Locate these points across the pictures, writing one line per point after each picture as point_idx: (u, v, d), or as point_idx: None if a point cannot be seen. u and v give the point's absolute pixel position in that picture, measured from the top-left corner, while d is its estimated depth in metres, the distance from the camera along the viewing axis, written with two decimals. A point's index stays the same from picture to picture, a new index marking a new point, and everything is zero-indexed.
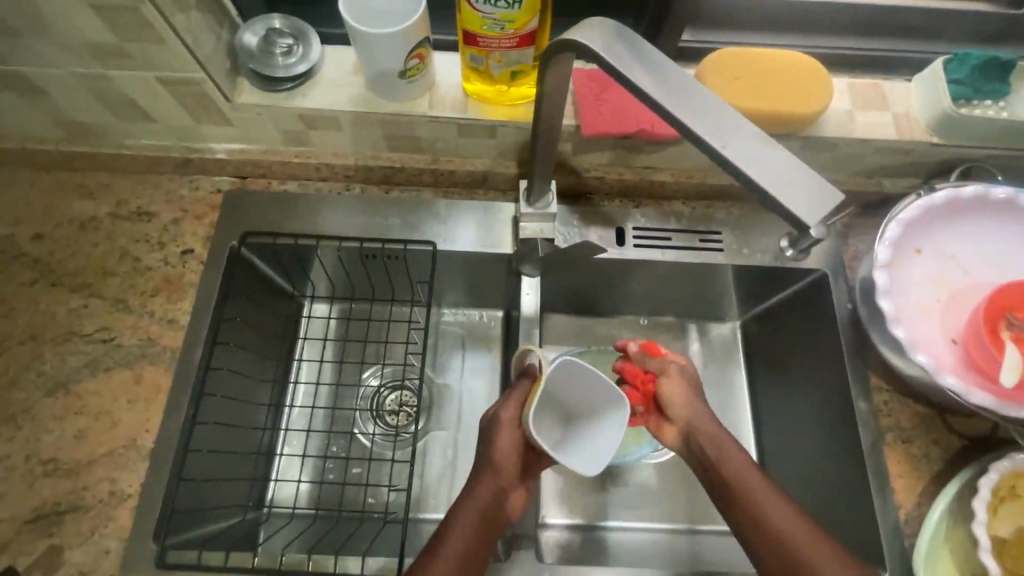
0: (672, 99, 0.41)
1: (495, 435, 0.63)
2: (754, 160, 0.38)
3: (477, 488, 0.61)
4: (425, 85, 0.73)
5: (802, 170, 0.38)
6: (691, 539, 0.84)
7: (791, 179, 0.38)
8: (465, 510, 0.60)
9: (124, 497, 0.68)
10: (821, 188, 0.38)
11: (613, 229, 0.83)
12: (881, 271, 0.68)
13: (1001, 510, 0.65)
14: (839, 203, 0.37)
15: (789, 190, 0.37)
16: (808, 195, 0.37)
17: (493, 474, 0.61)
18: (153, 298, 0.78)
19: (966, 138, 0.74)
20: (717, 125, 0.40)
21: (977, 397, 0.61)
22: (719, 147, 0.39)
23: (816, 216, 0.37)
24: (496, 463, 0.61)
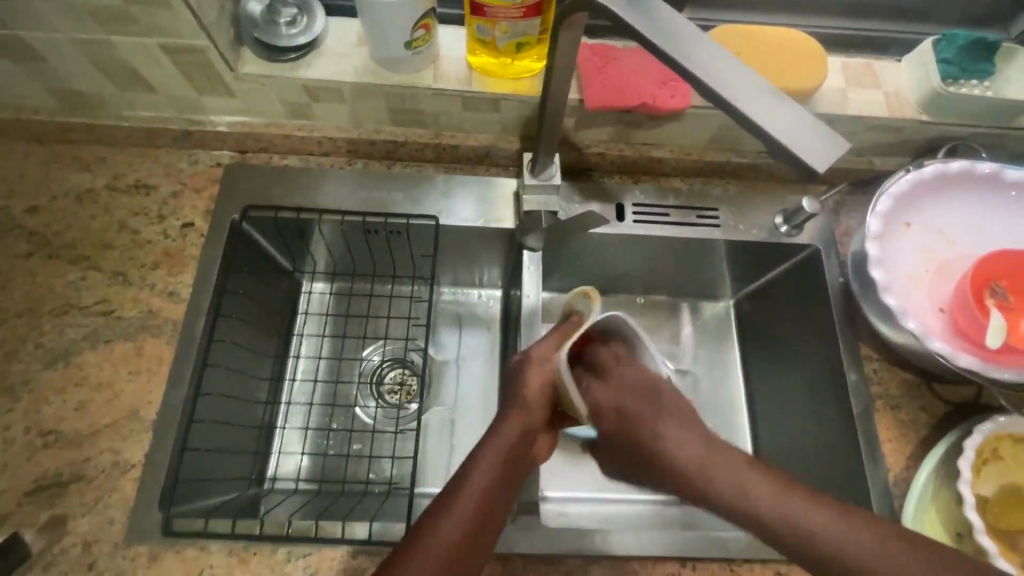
0: (682, 51, 0.41)
1: (525, 371, 0.66)
2: (763, 110, 0.39)
3: (506, 424, 0.63)
4: (430, 58, 0.74)
5: (809, 118, 0.39)
6: (685, 510, 0.86)
7: (800, 128, 0.38)
8: (492, 446, 0.61)
9: (127, 468, 0.68)
10: (828, 136, 0.38)
11: (613, 204, 0.84)
12: (872, 242, 0.71)
13: (984, 471, 0.69)
14: (846, 148, 0.38)
15: (800, 139, 0.38)
16: (816, 143, 0.38)
17: (520, 411, 0.64)
18: (153, 271, 0.77)
19: (955, 116, 0.77)
20: (727, 76, 0.40)
21: (964, 360, 0.64)
22: (729, 98, 0.39)
23: (825, 162, 0.37)
24: (525, 400, 0.65)
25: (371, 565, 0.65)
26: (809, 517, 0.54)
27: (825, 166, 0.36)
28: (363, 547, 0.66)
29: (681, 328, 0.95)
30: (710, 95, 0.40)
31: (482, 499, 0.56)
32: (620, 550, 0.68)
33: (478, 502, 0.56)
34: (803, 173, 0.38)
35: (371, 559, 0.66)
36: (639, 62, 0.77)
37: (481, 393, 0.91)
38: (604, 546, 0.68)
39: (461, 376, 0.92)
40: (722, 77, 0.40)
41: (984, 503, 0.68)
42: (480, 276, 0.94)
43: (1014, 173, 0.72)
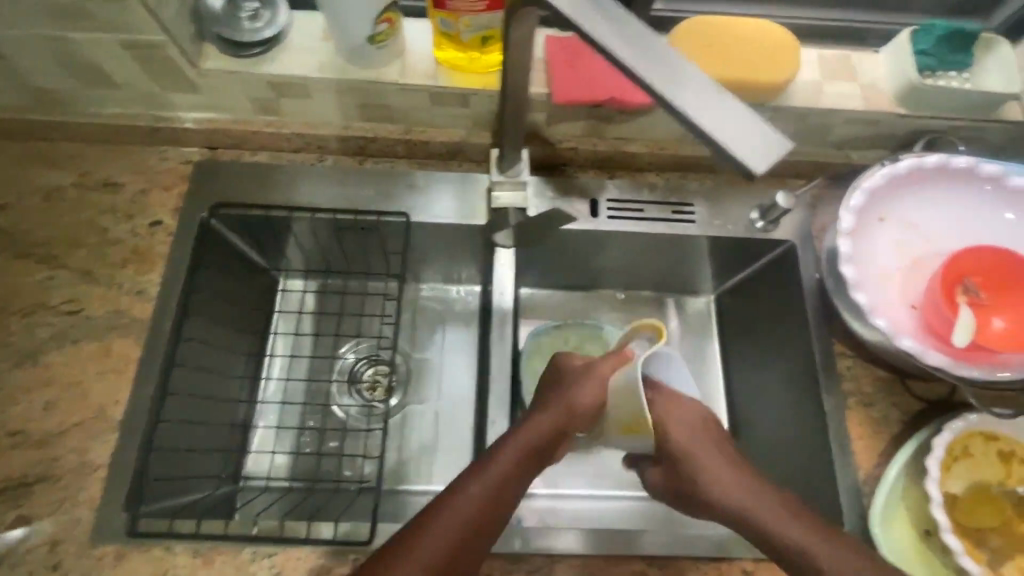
0: (629, 49, 0.41)
1: (582, 379, 0.65)
2: (704, 111, 0.39)
3: (538, 421, 0.64)
4: (395, 52, 0.73)
5: (751, 119, 0.39)
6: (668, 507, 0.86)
7: (741, 130, 0.39)
8: (519, 439, 0.63)
9: (95, 468, 0.68)
10: (768, 137, 0.38)
11: (587, 200, 0.83)
12: (845, 238, 0.70)
13: (953, 469, 0.69)
14: (785, 151, 0.38)
15: (738, 140, 0.38)
16: (756, 144, 0.38)
17: (557, 412, 0.64)
18: (121, 270, 0.77)
19: (931, 109, 0.76)
20: (672, 76, 0.40)
21: (934, 358, 0.63)
22: (671, 98, 0.40)
23: (762, 165, 0.37)
24: (570, 404, 0.64)
25: (336, 564, 0.66)
26: (819, 548, 0.57)
27: (759, 169, 0.37)
28: (327, 548, 0.66)
29: (667, 321, 0.95)
30: (650, 94, 0.40)
31: (499, 489, 0.59)
32: (586, 549, 0.68)
33: (495, 490, 0.59)
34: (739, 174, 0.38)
35: (336, 559, 0.66)
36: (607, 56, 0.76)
37: (458, 390, 0.91)
38: (571, 545, 0.68)
39: (439, 373, 0.92)
40: (666, 77, 0.40)
41: (952, 501, 0.68)
42: (457, 272, 0.93)
43: (991, 167, 0.71)
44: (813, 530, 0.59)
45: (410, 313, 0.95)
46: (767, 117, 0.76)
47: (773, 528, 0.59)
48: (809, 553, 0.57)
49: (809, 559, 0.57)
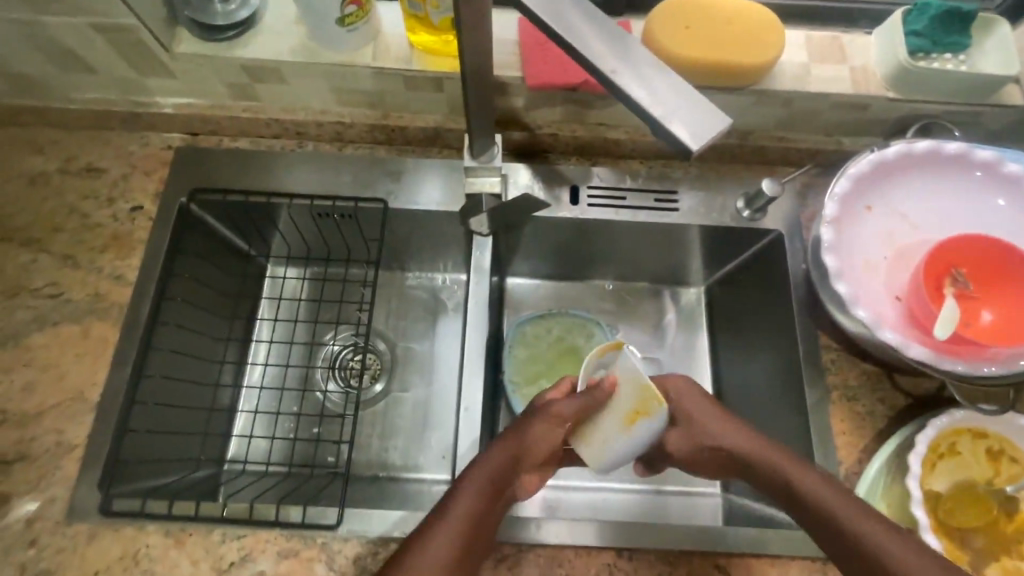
0: (571, 24, 0.40)
1: (532, 412, 0.61)
2: (644, 87, 0.38)
3: (493, 457, 0.59)
4: (368, 35, 0.72)
5: (691, 95, 0.38)
6: (659, 501, 0.85)
7: (682, 106, 0.38)
8: (479, 472, 0.58)
9: (70, 448, 0.69)
10: (710, 113, 0.37)
11: (567, 187, 0.82)
12: (827, 226, 0.67)
13: (938, 466, 0.66)
14: (726, 127, 0.37)
15: (677, 116, 0.37)
16: (696, 121, 0.37)
17: (515, 444, 0.60)
18: (101, 254, 0.78)
19: (923, 93, 0.73)
20: (615, 52, 0.39)
21: (915, 351, 0.61)
22: (612, 74, 0.39)
23: (701, 141, 0.36)
24: (523, 438, 0.60)
25: (303, 548, 0.66)
26: (855, 523, 0.53)
27: (696, 146, 0.36)
28: (296, 531, 0.66)
29: (665, 314, 0.93)
30: (591, 71, 0.40)
31: (467, 527, 0.54)
32: (554, 539, 0.67)
33: (464, 528, 0.53)
34: (679, 151, 0.37)
35: (304, 542, 0.66)
36: None
37: (440, 379, 0.90)
38: (539, 535, 0.67)
39: (422, 361, 0.92)
40: (608, 53, 0.39)
41: (936, 499, 0.65)
42: (441, 260, 0.93)
43: (985, 153, 0.68)
44: (833, 489, 0.56)
45: (395, 301, 0.95)
46: (749, 102, 0.74)
47: (793, 480, 0.58)
48: (836, 508, 0.55)
49: (865, 537, 0.52)
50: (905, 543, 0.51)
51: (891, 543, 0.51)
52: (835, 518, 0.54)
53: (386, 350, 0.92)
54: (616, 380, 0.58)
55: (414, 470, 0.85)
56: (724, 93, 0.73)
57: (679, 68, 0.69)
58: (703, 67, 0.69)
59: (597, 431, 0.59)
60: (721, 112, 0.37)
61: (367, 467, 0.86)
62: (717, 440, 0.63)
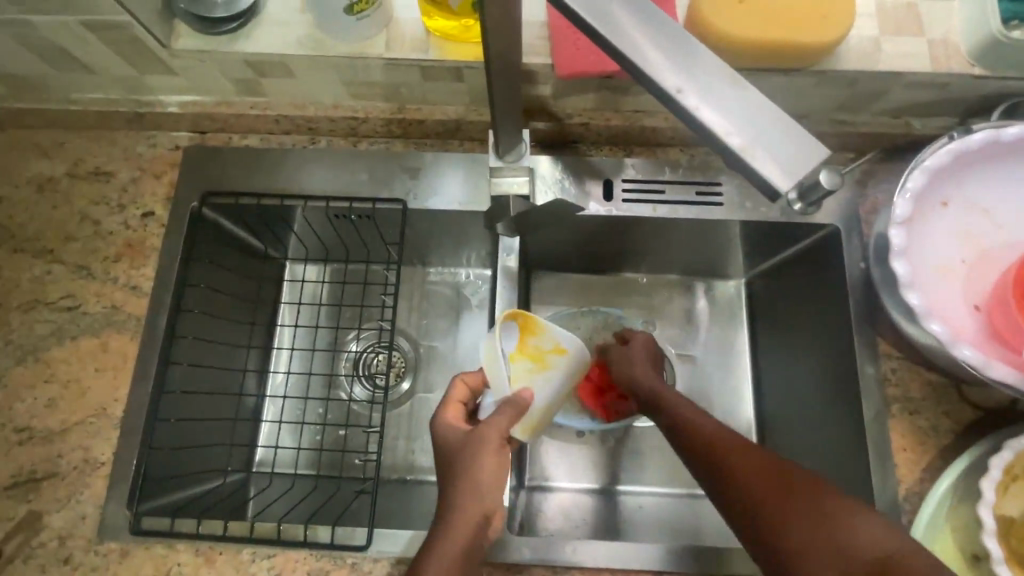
0: (629, 36, 0.36)
1: (479, 452, 0.54)
2: (718, 111, 0.35)
3: (456, 513, 0.52)
4: (380, 21, 0.65)
5: (776, 120, 0.35)
6: (695, 506, 0.80)
7: (764, 132, 0.35)
8: (445, 544, 0.50)
9: (97, 465, 0.68)
10: (799, 142, 0.35)
11: (600, 182, 0.75)
12: (897, 228, 0.59)
13: (1011, 490, 0.60)
14: (821, 160, 0.34)
15: (761, 147, 0.34)
16: (783, 151, 0.34)
17: (468, 486, 0.53)
18: (116, 263, 0.75)
19: (1014, 69, 0.63)
20: (683, 70, 0.36)
21: (996, 371, 0.55)
22: (683, 97, 0.35)
23: (791, 178, 0.34)
24: (475, 481, 0.53)
25: (333, 568, 0.65)
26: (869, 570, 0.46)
27: (788, 185, 0.33)
28: (325, 551, 0.65)
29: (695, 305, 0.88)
30: (651, 88, 0.36)
31: None
32: (587, 562, 0.64)
33: None
34: (762, 186, 0.35)
35: (334, 563, 0.65)
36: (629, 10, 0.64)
37: None
38: (573, 557, 0.64)
39: (447, 362, 0.88)
40: (672, 69, 0.36)
41: (1009, 526, 0.59)
42: (465, 255, 0.88)
43: None
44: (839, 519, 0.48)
45: (418, 299, 0.91)
46: (809, 83, 0.66)
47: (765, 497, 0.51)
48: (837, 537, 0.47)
49: None
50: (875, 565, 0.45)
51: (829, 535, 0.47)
52: (728, 476, 0.53)
53: (411, 351, 0.89)
54: (514, 362, 0.58)
55: None
56: (780, 74, 0.65)
57: (737, 50, 0.61)
58: (757, 48, 0.61)
59: (535, 413, 0.59)
60: (810, 138, 0.35)
61: (396, 471, 0.84)
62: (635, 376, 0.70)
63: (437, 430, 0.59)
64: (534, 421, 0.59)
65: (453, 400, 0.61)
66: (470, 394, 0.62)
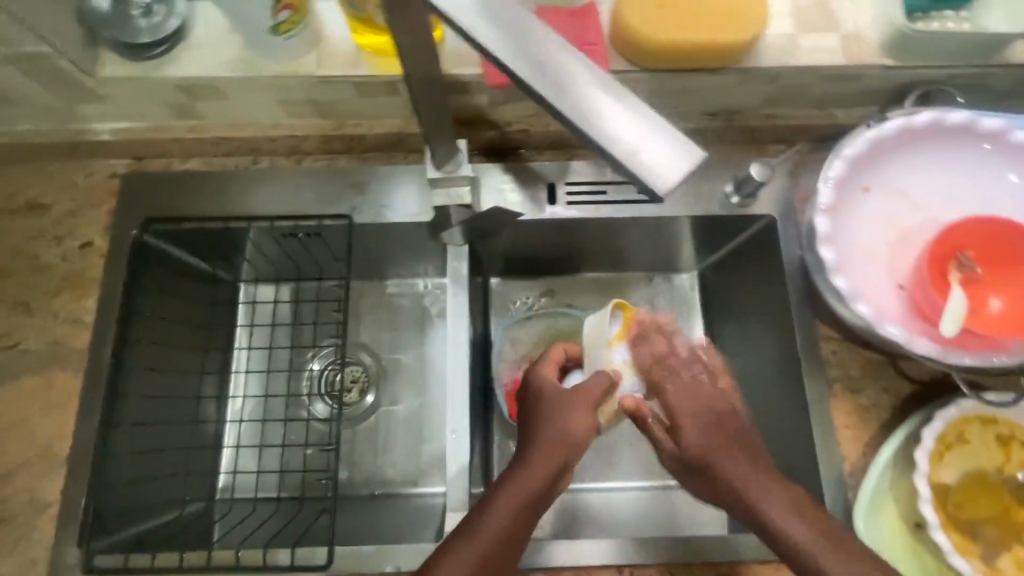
0: (513, 49, 0.37)
1: (573, 407, 0.59)
2: (599, 119, 0.36)
3: (535, 455, 0.56)
4: (310, 40, 0.66)
5: (656, 125, 0.35)
6: (665, 497, 0.81)
7: (644, 137, 0.35)
8: (516, 483, 0.54)
9: (45, 506, 0.67)
10: (677, 145, 0.35)
11: (543, 187, 0.77)
12: (822, 216, 0.62)
13: (946, 458, 0.64)
14: (698, 161, 0.34)
15: (640, 151, 0.35)
16: (661, 155, 0.34)
17: (549, 439, 0.57)
18: (55, 297, 0.73)
19: (921, 59, 0.67)
20: (568, 79, 0.37)
21: (919, 346, 0.57)
22: (563, 108, 0.36)
23: (668, 180, 0.34)
24: (557, 439, 0.57)
25: None
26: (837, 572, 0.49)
27: (663, 187, 0.33)
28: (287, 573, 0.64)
29: (651, 300, 0.89)
30: (536, 99, 0.37)
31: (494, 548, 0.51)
32: (553, 560, 0.65)
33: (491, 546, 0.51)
34: (643, 189, 0.35)
35: None
36: (553, 15, 0.65)
37: (428, 391, 0.87)
38: (540, 558, 0.65)
39: (409, 373, 0.88)
40: (556, 81, 0.37)
41: (946, 492, 0.63)
42: (420, 266, 0.88)
43: (993, 122, 0.62)
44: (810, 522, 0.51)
45: (376, 312, 0.90)
46: (733, 80, 0.68)
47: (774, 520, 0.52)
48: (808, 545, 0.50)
49: None
50: (831, 548, 0.50)
51: (811, 546, 0.50)
52: (739, 501, 0.54)
53: (374, 366, 0.88)
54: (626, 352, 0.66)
55: (409, 486, 0.83)
56: (704, 74, 0.67)
57: (662, 50, 0.63)
58: (674, 47, 0.63)
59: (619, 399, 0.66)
60: (690, 141, 0.35)
61: (362, 487, 0.83)
62: (679, 413, 0.58)
63: (533, 378, 0.64)
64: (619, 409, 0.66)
65: (551, 359, 0.67)
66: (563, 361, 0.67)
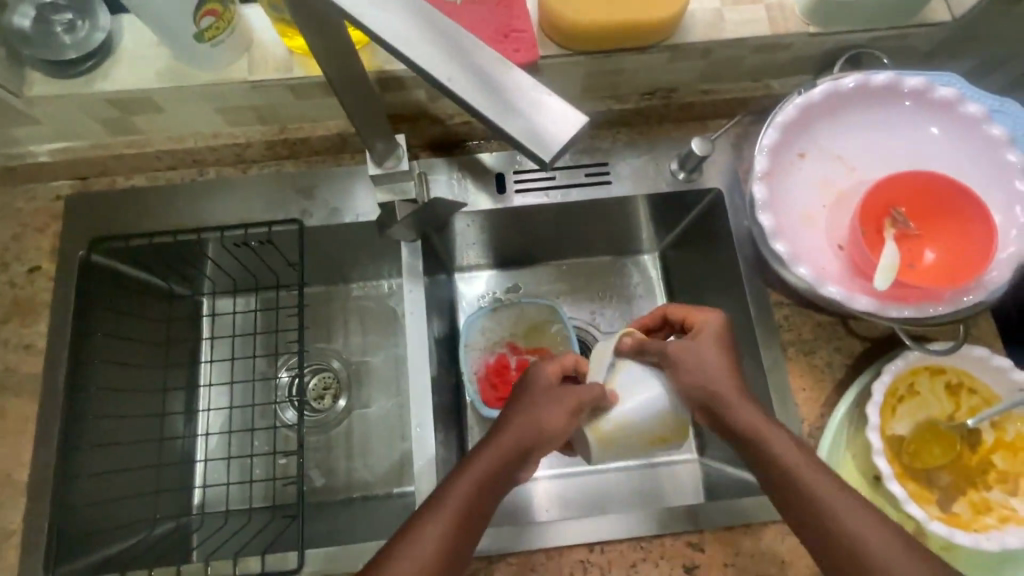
0: (409, 37, 0.37)
1: (553, 397, 0.55)
2: (486, 93, 0.36)
3: (500, 440, 0.54)
4: (240, 46, 0.66)
5: (541, 95, 0.36)
6: (652, 474, 0.81)
7: (529, 107, 0.36)
8: (476, 466, 0.53)
9: (7, 535, 0.66)
10: (562, 113, 0.36)
11: (492, 178, 0.77)
12: (759, 183, 0.63)
13: (898, 410, 0.65)
14: (582, 127, 0.35)
15: (527, 122, 0.36)
16: (547, 123, 0.36)
17: (522, 426, 0.54)
18: (5, 325, 0.72)
19: (844, 24, 0.68)
20: (452, 56, 0.37)
21: (858, 302, 0.59)
22: (454, 87, 0.37)
23: (554, 148, 0.35)
24: (529, 425, 0.54)
25: None
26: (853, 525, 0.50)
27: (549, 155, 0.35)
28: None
29: (613, 282, 0.90)
30: (426, 78, 0.37)
31: (451, 528, 0.50)
32: (522, 545, 0.65)
33: (451, 525, 0.50)
34: (533, 159, 0.36)
35: None
36: (480, 3, 0.65)
37: (399, 390, 0.87)
38: (509, 544, 0.65)
39: (378, 374, 0.88)
40: (442, 59, 0.37)
41: (899, 443, 0.65)
42: (379, 266, 0.88)
43: (914, 80, 0.64)
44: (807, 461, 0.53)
45: (342, 316, 0.90)
46: (665, 58, 0.69)
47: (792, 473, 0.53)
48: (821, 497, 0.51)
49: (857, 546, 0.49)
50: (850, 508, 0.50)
51: (829, 498, 0.51)
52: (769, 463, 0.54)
53: (342, 370, 0.88)
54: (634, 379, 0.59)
55: (384, 486, 0.83)
56: (634, 53, 0.68)
57: (591, 33, 0.64)
58: (597, 29, 0.64)
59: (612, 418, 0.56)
60: (574, 108, 0.36)
61: (338, 491, 0.83)
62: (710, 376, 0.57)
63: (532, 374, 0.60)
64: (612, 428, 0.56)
65: (557, 360, 0.61)
66: (572, 371, 0.61)
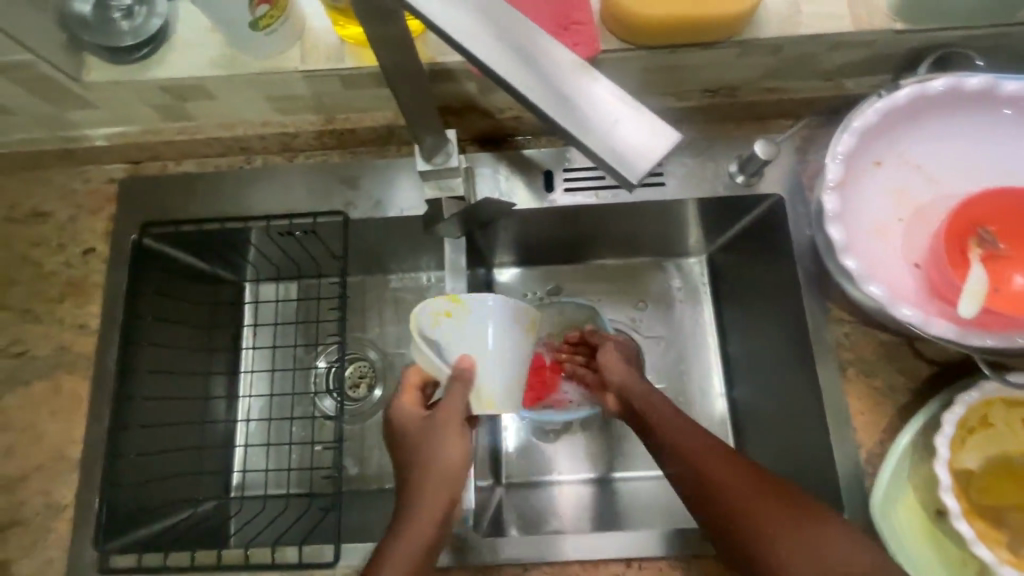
0: (485, 42, 0.35)
1: (442, 433, 0.56)
2: (570, 107, 0.34)
3: (424, 489, 0.55)
4: (292, 34, 0.65)
5: (628, 108, 0.34)
6: None
7: (615, 121, 0.34)
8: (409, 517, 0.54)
9: (59, 509, 0.68)
10: (651, 128, 0.33)
11: (540, 175, 0.75)
12: (831, 192, 0.59)
13: (968, 443, 0.61)
14: (673, 144, 0.33)
15: (613, 138, 0.33)
16: (635, 138, 0.33)
17: (433, 470, 0.56)
18: (60, 304, 0.74)
19: (935, 20, 0.62)
20: (533, 64, 0.35)
21: (935, 328, 0.54)
22: (534, 98, 0.34)
23: (642, 168, 0.33)
24: (440, 465, 0.56)
25: None
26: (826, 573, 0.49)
27: (638, 176, 0.32)
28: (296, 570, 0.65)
29: (658, 286, 0.87)
30: (505, 88, 0.35)
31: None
32: (563, 555, 0.64)
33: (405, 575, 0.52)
34: (618, 178, 0.34)
35: None
36: None
37: None
38: (547, 553, 0.64)
39: None
40: (522, 67, 0.35)
41: (968, 478, 0.60)
42: (419, 259, 0.87)
43: (1013, 85, 0.58)
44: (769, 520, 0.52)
45: (380, 307, 0.90)
46: (733, 54, 0.65)
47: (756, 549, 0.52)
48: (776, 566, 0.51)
49: None
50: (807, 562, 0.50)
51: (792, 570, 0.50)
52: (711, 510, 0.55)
53: (379, 361, 0.88)
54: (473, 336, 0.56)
55: None
56: (699, 50, 0.64)
57: (660, 27, 0.60)
58: (668, 25, 0.60)
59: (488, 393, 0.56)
60: (663, 121, 0.34)
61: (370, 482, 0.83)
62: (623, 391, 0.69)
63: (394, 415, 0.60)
64: (503, 401, 0.58)
65: (408, 385, 0.61)
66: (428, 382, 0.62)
